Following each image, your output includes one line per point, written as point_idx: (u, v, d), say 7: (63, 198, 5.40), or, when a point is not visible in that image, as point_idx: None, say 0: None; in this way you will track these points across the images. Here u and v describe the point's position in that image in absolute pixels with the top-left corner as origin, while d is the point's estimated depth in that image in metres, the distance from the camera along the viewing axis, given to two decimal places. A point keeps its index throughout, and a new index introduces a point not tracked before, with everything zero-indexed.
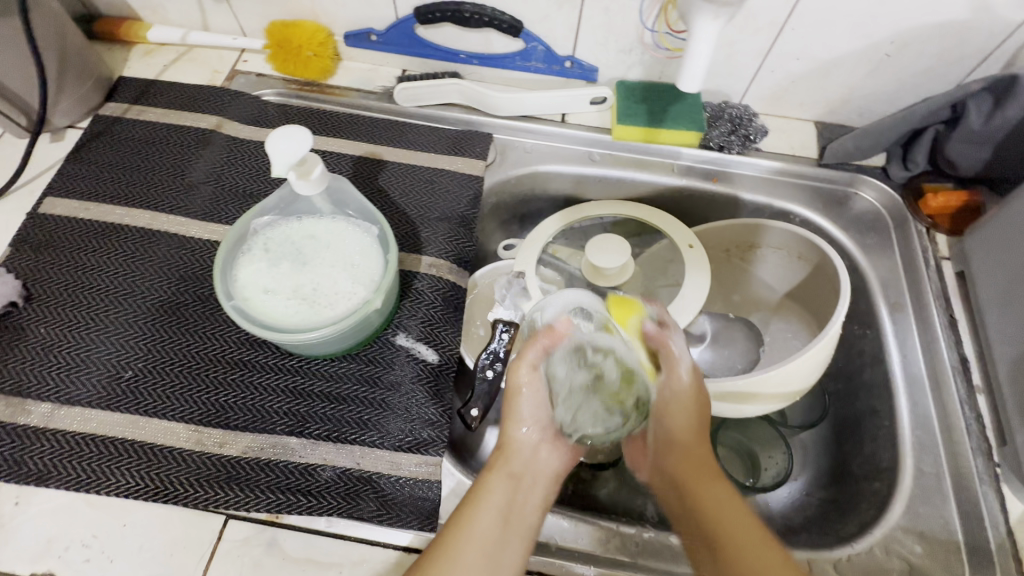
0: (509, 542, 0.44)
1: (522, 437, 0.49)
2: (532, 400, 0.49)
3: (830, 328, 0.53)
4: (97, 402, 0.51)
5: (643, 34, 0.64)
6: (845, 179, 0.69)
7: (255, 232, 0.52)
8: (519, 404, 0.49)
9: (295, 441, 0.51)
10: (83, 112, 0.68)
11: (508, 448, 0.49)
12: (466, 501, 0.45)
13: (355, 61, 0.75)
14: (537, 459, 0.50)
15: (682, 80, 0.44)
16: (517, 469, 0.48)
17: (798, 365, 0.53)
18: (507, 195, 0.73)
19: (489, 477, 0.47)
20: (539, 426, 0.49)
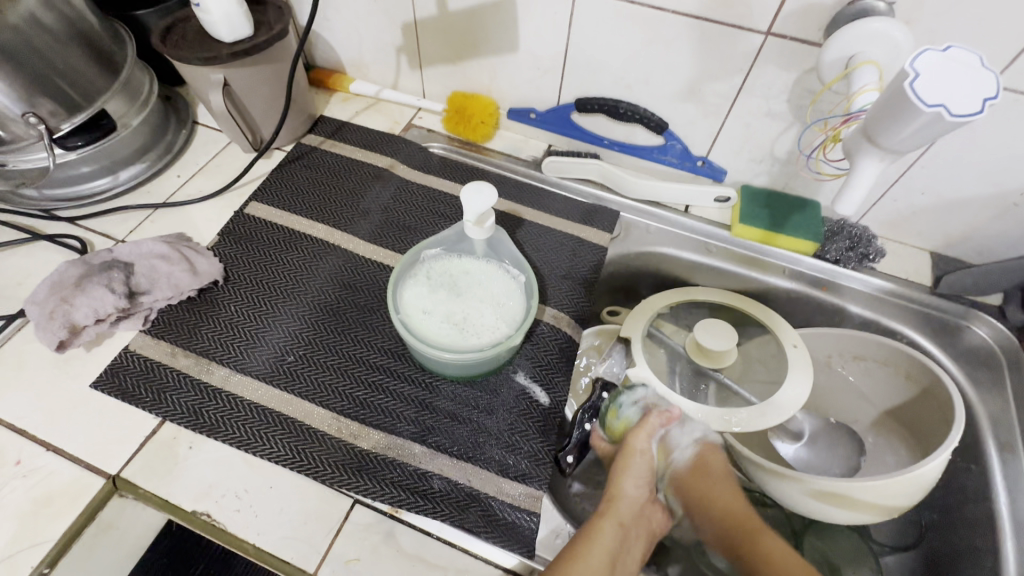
0: None
1: (629, 492, 0.60)
2: (643, 463, 0.61)
3: (939, 454, 0.55)
4: (264, 376, 0.61)
5: (802, 159, 0.71)
6: (958, 311, 0.71)
7: (422, 261, 0.62)
8: (630, 462, 0.61)
9: (417, 447, 0.58)
10: (290, 139, 0.83)
11: (618, 496, 0.59)
12: (580, 537, 0.54)
13: (510, 131, 0.87)
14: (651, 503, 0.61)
15: (840, 206, 0.45)
16: (625, 520, 0.57)
17: (900, 484, 0.55)
18: (623, 267, 0.80)
19: (602, 523, 0.56)
20: (644, 483, 0.61)
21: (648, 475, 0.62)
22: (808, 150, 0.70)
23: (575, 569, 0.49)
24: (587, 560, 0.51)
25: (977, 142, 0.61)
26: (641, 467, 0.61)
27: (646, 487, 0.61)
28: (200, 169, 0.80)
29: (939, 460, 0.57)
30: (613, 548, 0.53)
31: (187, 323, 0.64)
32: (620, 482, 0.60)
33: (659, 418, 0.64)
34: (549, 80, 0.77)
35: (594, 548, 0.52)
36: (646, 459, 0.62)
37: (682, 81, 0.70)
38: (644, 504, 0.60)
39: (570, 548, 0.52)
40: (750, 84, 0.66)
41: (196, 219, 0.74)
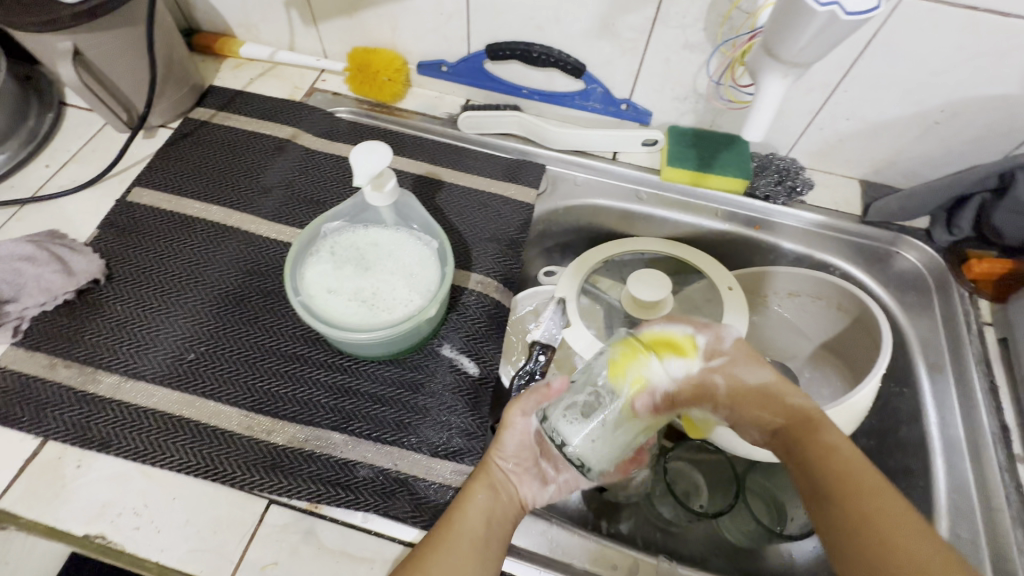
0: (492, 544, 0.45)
1: (502, 466, 0.49)
2: (515, 438, 0.50)
3: (869, 383, 0.55)
4: (160, 379, 0.55)
5: (710, 85, 0.67)
6: (888, 238, 0.70)
7: (324, 236, 0.57)
8: (506, 429, 0.50)
9: (337, 437, 0.54)
10: (175, 114, 0.74)
11: (488, 467, 0.49)
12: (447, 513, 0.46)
13: (423, 88, 0.80)
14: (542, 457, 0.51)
15: (746, 131, 0.42)
16: (497, 481, 0.48)
17: (831, 417, 0.55)
18: (554, 224, 0.76)
19: (474, 485, 0.48)
20: (518, 454, 0.50)
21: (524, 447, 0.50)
22: (717, 76, 0.66)
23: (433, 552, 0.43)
24: (459, 528, 0.44)
25: (895, 59, 0.59)
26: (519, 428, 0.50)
27: (523, 453, 0.50)
28: (73, 156, 0.71)
29: (869, 388, 0.57)
30: (483, 519, 0.45)
31: (66, 330, 0.57)
32: (490, 452, 0.50)
33: (532, 397, 0.50)
34: (455, 26, 0.71)
35: (458, 525, 0.44)
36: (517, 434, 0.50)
37: (593, 16, 0.64)
38: (519, 466, 0.50)
39: (442, 520, 0.45)
40: (664, 14, 0.62)
41: (71, 213, 0.66)
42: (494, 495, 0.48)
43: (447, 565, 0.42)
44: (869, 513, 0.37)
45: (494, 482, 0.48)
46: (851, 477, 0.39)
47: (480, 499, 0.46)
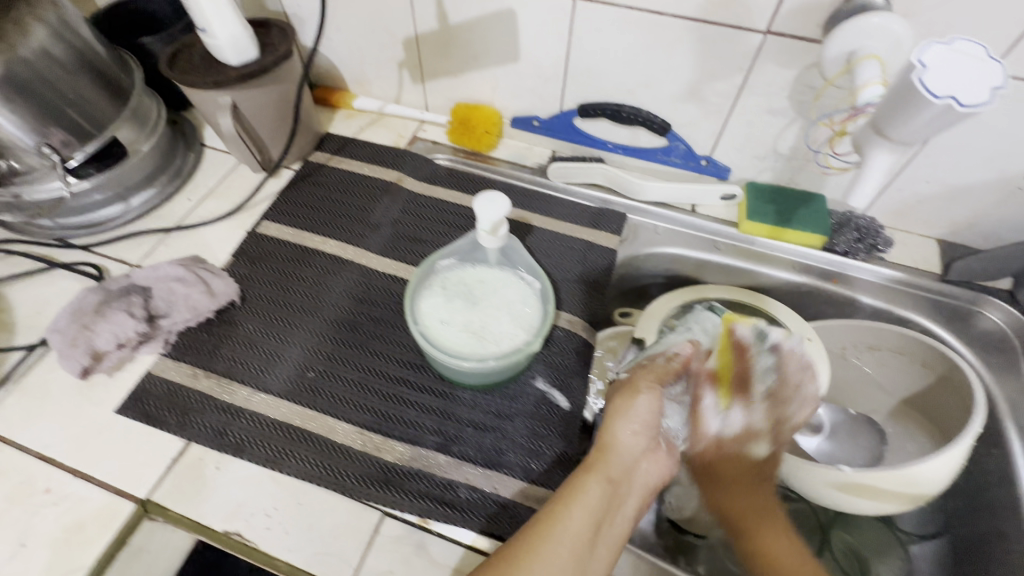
0: (597, 549, 0.47)
1: (623, 442, 0.53)
2: (646, 404, 0.55)
3: (962, 439, 0.55)
4: (286, 394, 0.61)
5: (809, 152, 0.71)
6: (969, 297, 0.71)
7: (437, 271, 0.63)
8: (628, 406, 0.55)
9: (442, 458, 0.58)
10: (297, 157, 0.84)
11: (609, 448, 0.53)
12: (559, 499, 0.49)
13: (513, 140, 0.88)
14: (646, 458, 0.55)
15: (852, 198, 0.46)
16: (615, 476, 0.51)
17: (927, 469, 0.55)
18: (633, 269, 0.80)
19: (587, 479, 0.50)
20: (645, 428, 0.54)
21: (650, 420, 0.55)
22: (816, 145, 0.69)
23: (540, 543, 0.45)
24: (564, 524, 0.46)
25: (977, 129, 0.62)
26: (634, 430, 0.54)
27: (645, 437, 0.54)
28: (210, 192, 0.80)
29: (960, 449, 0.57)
30: (593, 512, 0.48)
31: (207, 344, 0.64)
32: (612, 428, 0.54)
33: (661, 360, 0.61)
34: (551, 88, 0.78)
35: (573, 513, 0.47)
36: (650, 402, 0.55)
37: (683, 83, 0.71)
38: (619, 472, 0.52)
39: (546, 510, 0.48)
40: (750, 83, 0.67)
41: (209, 241, 0.75)
42: (608, 486, 0.50)
43: (551, 558, 0.44)
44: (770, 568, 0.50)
45: (613, 481, 0.51)
46: (776, 563, 0.50)
47: (594, 490, 0.49)
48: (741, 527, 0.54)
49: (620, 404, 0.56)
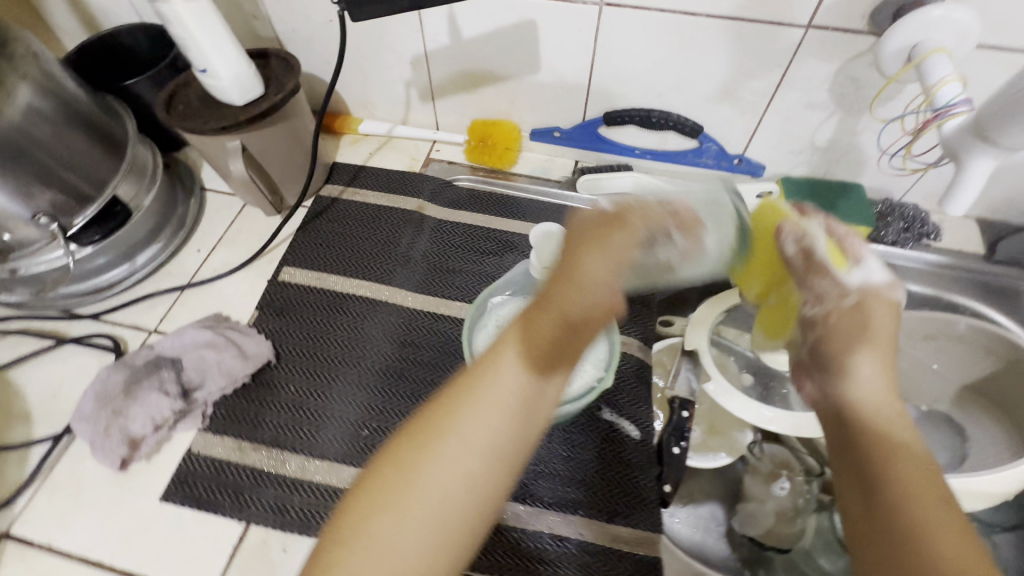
0: (516, 468, 0.35)
1: (600, 301, 0.38)
2: (624, 249, 0.40)
3: None
4: (343, 458, 0.57)
5: (882, 158, 0.70)
6: (1019, 276, 0.70)
7: (491, 309, 0.59)
8: (619, 242, 0.40)
9: (521, 509, 0.56)
10: (309, 193, 0.79)
11: (573, 286, 0.38)
12: (408, 446, 0.34)
13: (533, 152, 0.84)
14: (651, 257, 0.43)
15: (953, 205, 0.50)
16: (570, 360, 0.37)
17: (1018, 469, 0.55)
18: None
19: (546, 336, 0.37)
20: (626, 270, 0.40)
21: (629, 264, 0.40)
22: (890, 149, 0.69)
23: (426, 457, 0.33)
24: (476, 425, 0.34)
25: None
26: (514, 354, 0.37)
27: (618, 292, 0.39)
28: (220, 240, 0.75)
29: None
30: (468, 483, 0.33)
31: (247, 412, 0.59)
32: (588, 257, 0.39)
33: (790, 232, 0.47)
34: (573, 97, 0.75)
35: (460, 415, 0.35)
36: (635, 240, 0.41)
37: (716, 83, 0.68)
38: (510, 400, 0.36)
39: (456, 381, 0.37)
40: (789, 79, 0.65)
41: (228, 295, 0.70)
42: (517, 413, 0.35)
43: (444, 475, 0.33)
44: (911, 526, 0.33)
45: (531, 410, 0.36)
46: (905, 499, 0.34)
47: (511, 374, 0.36)
48: (870, 438, 0.38)
49: (584, 256, 0.40)
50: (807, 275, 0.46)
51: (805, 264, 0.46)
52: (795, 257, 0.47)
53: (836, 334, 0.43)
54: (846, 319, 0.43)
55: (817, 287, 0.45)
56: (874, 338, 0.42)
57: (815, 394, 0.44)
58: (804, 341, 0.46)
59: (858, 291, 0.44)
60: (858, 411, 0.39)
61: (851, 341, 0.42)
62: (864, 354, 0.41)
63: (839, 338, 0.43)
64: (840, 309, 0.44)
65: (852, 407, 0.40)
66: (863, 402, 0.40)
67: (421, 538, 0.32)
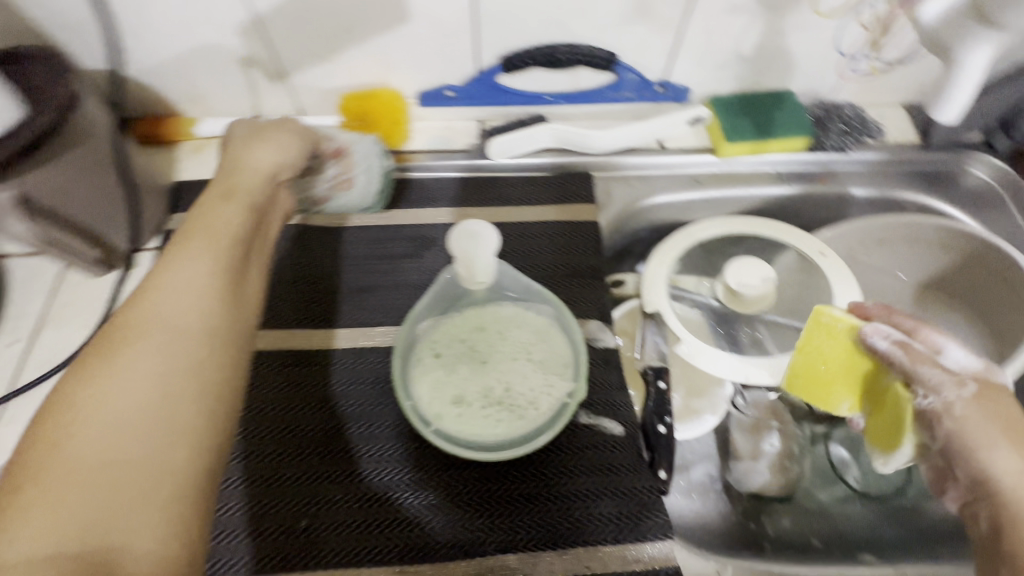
0: (195, 400, 0.34)
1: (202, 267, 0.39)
2: (205, 240, 0.41)
3: None
4: (281, 565, 0.46)
5: (840, 63, 0.64)
6: (950, 159, 0.69)
7: (421, 337, 0.48)
8: (219, 209, 0.44)
9: (513, 559, 0.46)
10: (151, 231, 0.60)
11: (193, 234, 0.40)
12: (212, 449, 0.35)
13: (427, 121, 0.69)
14: (260, 227, 0.46)
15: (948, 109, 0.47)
16: (236, 292, 0.40)
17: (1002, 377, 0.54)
18: (616, 234, 0.70)
19: (174, 279, 0.37)
20: (242, 216, 0.44)
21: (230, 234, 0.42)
22: (849, 51, 0.62)
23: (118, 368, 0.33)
24: (149, 344, 0.34)
25: None
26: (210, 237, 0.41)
27: (235, 232, 0.43)
28: (43, 320, 0.56)
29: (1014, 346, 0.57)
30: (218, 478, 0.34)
31: None
32: (217, 211, 0.44)
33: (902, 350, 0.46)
34: (459, 44, 0.60)
35: (140, 347, 0.34)
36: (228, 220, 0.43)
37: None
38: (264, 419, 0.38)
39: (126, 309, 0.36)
40: None
41: None
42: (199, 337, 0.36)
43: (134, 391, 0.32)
44: None
45: (232, 299, 0.39)
46: None
47: (181, 300, 0.36)
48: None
49: (203, 213, 0.43)
50: (913, 368, 0.45)
51: (904, 355, 0.46)
52: (890, 350, 0.47)
53: (971, 425, 0.41)
54: (973, 409, 0.42)
55: (922, 374, 0.44)
56: (1012, 425, 0.41)
57: (968, 495, 0.41)
58: (932, 440, 0.44)
59: (971, 377, 0.43)
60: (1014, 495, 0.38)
61: (990, 434, 0.41)
62: (1000, 441, 0.40)
63: (974, 432, 0.41)
64: (960, 407, 0.42)
65: (994, 495, 0.39)
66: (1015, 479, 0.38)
67: (148, 437, 0.31)
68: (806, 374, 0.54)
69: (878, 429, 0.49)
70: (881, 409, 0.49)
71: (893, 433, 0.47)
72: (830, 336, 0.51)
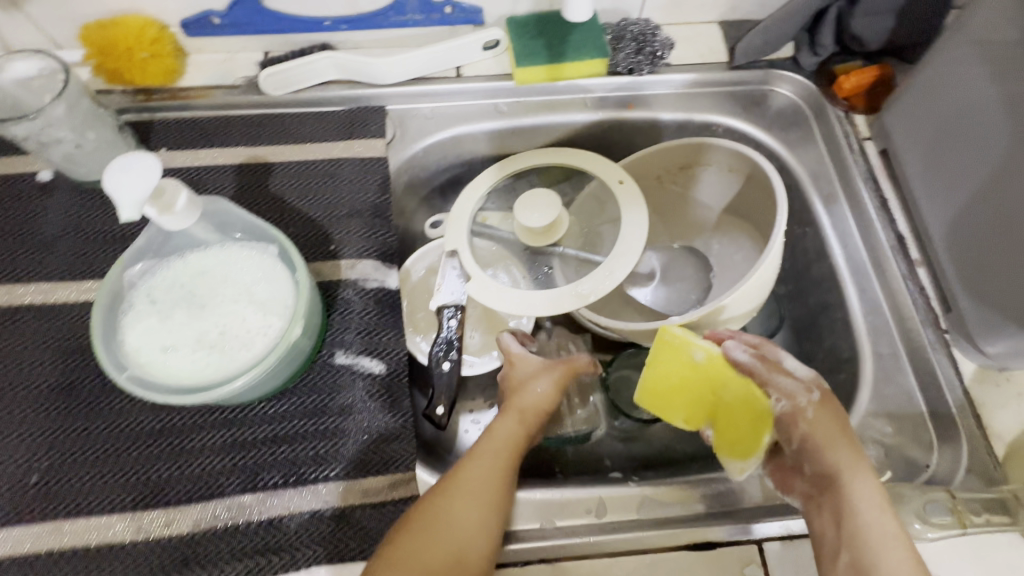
0: None
1: None
2: None
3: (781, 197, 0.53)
4: (10, 517, 0.46)
5: None
6: (759, 78, 0.66)
7: (132, 285, 0.45)
8: None
9: (249, 499, 0.47)
10: None
11: None
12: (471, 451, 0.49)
13: (205, 53, 0.64)
14: None
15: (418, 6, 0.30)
16: None
17: (773, 257, 0.51)
18: (419, 170, 0.67)
19: None
20: None
21: None
22: None
23: None
24: None
25: None
26: None
27: None
28: None
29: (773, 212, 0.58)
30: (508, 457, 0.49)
31: None
32: None
33: (763, 363, 0.45)
34: None
35: None
36: None
37: None
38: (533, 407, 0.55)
39: None
40: None
41: None
42: None
43: None
44: None
45: None
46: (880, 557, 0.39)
47: None
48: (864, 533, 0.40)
49: None
50: (769, 378, 0.44)
51: (765, 369, 0.45)
52: (752, 365, 0.45)
53: (818, 431, 0.44)
54: (819, 415, 0.44)
55: (784, 387, 0.44)
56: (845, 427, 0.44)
57: (812, 487, 0.44)
58: (788, 442, 0.45)
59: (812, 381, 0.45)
60: (847, 492, 0.42)
61: (832, 436, 0.44)
62: (840, 443, 0.44)
63: (822, 435, 0.43)
64: (810, 411, 0.44)
65: (835, 491, 0.43)
66: (851, 477, 0.43)
67: None
68: (654, 390, 0.51)
69: (737, 441, 0.47)
70: (726, 419, 0.48)
71: (751, 442, 0.47)
72: (683, 360, 0.47)
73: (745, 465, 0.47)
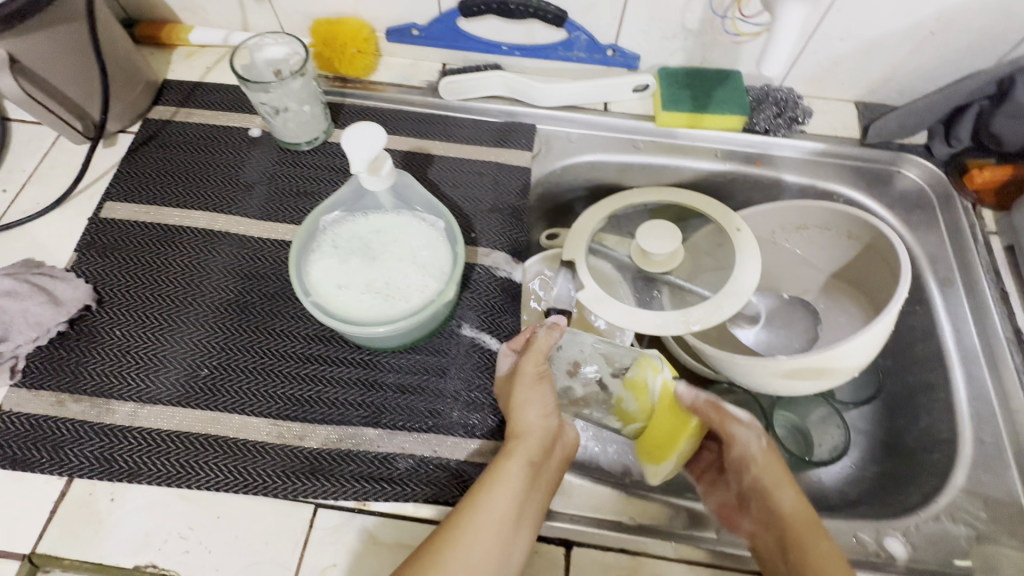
0: None
1: None
2: None
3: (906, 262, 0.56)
4: (177, 400, 0.53)
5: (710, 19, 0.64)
6: (888, 158, 0.70)
7: (323, 229, 0.54)
8: None
9: (372, 432, 0.53)
10: (132, 116, 0.69)
11: None
12: (484, 486, 0.46)
13: (395, 57, 0.75)
14: None
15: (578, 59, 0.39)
16: None
17: (890, 320, 0.53)
18: (552, 185, 0.74)
19: None
20: None
21: None
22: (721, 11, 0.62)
23: None
24: None
25: None
26: None
27: None
28: (31, 176, 0.67)
29: (894, 283, 0.60)
30: (519, 500, 0.45)
31: (68, 363, 0.54)
32: None
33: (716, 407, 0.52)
34: None
35: None
36: None
37: None
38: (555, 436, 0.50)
39: None
40: None
41: (46, 239, 0.62)
42: None
43: None
44: None
45: None
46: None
47: None
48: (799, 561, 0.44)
49: None
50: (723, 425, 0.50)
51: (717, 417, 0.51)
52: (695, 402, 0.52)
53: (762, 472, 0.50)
54: (762, 457, 0.51)
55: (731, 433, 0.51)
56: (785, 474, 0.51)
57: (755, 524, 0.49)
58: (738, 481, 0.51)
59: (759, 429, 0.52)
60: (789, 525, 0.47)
61: (775, 476, 0.50)
62: (785, 485, 0.50)
63: (767, 476, 0.50)
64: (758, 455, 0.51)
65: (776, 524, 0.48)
66: (793, 516, 0.48)
67: None
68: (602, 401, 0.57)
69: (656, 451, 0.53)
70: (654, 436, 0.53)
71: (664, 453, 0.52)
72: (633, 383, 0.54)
73: (658, 470, 0.53)
